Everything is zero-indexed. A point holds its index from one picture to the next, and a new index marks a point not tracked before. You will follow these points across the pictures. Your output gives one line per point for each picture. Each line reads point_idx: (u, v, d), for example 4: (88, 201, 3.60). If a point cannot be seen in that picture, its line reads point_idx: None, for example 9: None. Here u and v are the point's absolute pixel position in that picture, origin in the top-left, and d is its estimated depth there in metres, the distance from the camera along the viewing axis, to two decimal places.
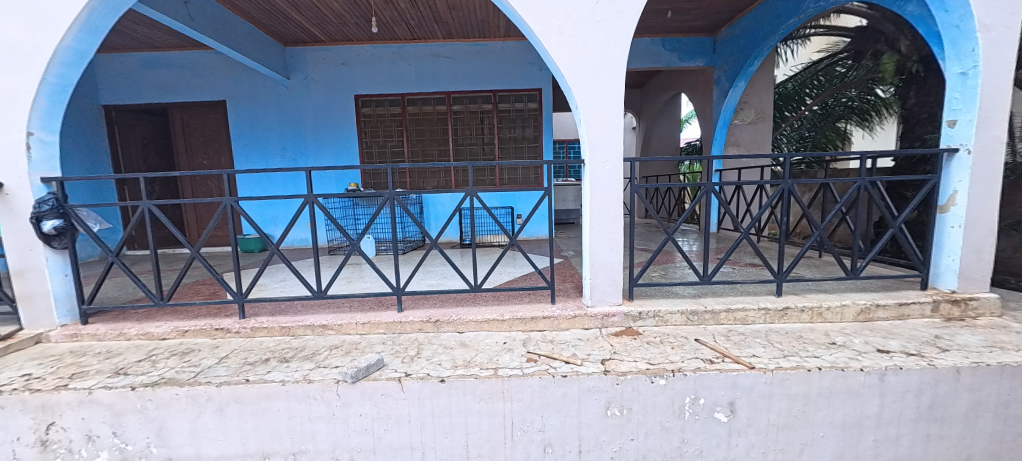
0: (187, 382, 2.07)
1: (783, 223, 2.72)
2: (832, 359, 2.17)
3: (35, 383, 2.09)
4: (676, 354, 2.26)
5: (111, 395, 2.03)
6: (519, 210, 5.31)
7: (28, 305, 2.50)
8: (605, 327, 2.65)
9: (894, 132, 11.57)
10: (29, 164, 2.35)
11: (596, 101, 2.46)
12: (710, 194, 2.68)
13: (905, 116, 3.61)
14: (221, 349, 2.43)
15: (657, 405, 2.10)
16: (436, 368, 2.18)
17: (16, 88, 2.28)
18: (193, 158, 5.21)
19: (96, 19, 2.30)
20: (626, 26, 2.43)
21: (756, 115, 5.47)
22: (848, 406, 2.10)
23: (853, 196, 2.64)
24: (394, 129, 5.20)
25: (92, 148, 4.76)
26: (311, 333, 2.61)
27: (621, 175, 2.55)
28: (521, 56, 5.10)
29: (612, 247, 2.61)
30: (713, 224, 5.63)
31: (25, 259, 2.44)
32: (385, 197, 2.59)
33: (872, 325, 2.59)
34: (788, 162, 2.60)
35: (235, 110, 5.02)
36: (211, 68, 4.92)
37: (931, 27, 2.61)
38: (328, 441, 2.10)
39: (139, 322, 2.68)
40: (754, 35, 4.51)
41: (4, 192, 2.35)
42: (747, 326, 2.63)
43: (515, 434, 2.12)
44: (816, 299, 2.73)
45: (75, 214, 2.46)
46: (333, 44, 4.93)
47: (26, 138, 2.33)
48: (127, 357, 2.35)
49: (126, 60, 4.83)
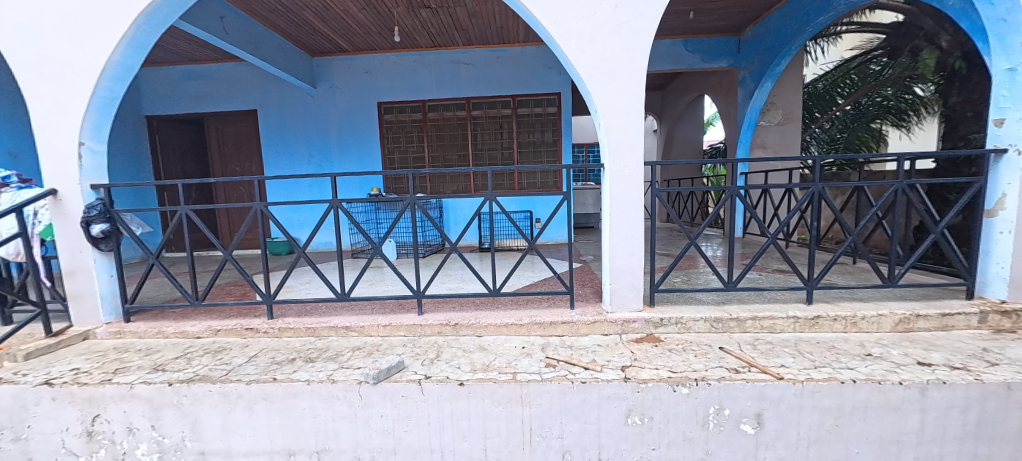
0: (219, 379, 2.16)
1: (814, 228, 2.59)
2: (868, 371, 2.07)
3: (83, 377, 2.22)
4: (699, 362, 2.20)
5: (150, 390, 2.14)
6: (538, 214, 5.29)
7: (77, 303, 2.68)
8: (625, 333, 2.60)
9: (935, 130, 11.05)
10: (80, 171, 2.51)
11: (616, 104, 2.44)
12: (734, 198, 2.58)
13: (947, 115, 3.40)
14: (250, 348, 2.53)
15: (679, 414, 2.05)
16: (455, 370, 2.20)
17: (69, 102, 2.46)
18: (226, 166, 5.47)
19: (141, 35, 2.48)
20: (646, 28, 2.40)
21: (784, 116, 5.29)
22: (886, 422, 1.99)
23: (890, 200, 2.48)
24: (416, 136, 5.30)
25: (135, 156, 5.06)
26: (335, 334, 2.68)
27: (642, 179, 2.50)
28: (540, 61, 5.09)
29: (632, 253, 2.58)
30: (739, 228, 5.48)
31: (76, 260, 2.61)
32: (406, 202, 2.62)
33: (912, 337, 2.45)
34: (818, 165, 2.49)
35: (266, 118, 5.24)
36: (244, 79, 5.16)
37: (974, 21, 2.46)
38: (350, 441, 2.15)
39: (176, 321, 2.81)
40: (781, 33, 4.40)
41: (57, 198, 2.52)
42: (775, 334, 2.54)
43: (534, 439, 2.11)
44: (850, 308, 2.60)
45: (120, 218, 2.62)
46: (358, 54, 5.08)
47: (78, 148, 2.50)
48: (164, 354, 2.48)
49: (168, 73, 5.13)
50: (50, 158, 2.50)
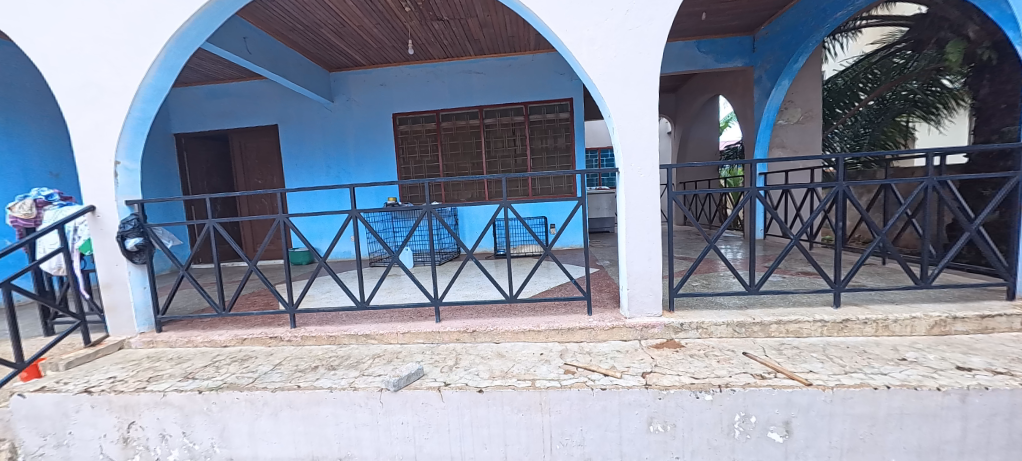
0: (247, 387, 2.22)
1: (839, 228, 2.48)
2: (902, 377, 1.98)
3: (119, 385, 2.32)
4: (723, 368, 2.15)
5: (181, 398, 2.21)
6: (552, 219, 5.34)
7: (113, 314, 2.81)
8: (644, 338, 2.56)
9: (966, 125, 10.69)
10: (116, 189, 2.65)
11: (629, 108, 2.43)
12: (754, 200, 2.49)
13: (977, 108, 3.28)
14: (275, 357, 2.60)
15: (703, 422, 2.00)
16: (474, 377, 2.21)
17: (106, 124, 2.59)
18: (249, 179, 5.66)
19: (171, 59, 2.62)
20: (658, 32, 2.39)
21: (803, 114, 5.17)
22: (924, 430, 1.90)
23: (919, 197, 2.37)
24: (430, 145, 5.38)
25: (164, 172, 5.29)
26: (356, 342, 2.73)
27: (658, 181, 2.48)
28: (551, 67, 5.13)
29: (650, 256, 2.55)
30: (759, 230, 5.38)
31: (112, 273, 2.74)
32: (422, 210, 2.61)
33: (949, 340, 2.34)
34: (842, 162, 2.39)
35: (286, 132, 5.41)
36: (265, 95, 5.35)
37: (1005, 10, 2.37)
38: (372, 447, 2.18)
39: (204, 330, 2.92)
40: (796, 30, 4.37)
41: (95, 214, 2.66)
42: (802, 339, 2.45)
43: (554, 447, 2.10)
44: (881, 311, 2.49)
45: (153, 232, 2.75)
46: (373, 67, 5.21)
47: (114, 167, 2.64)
48: (194, 362, 2.57)
49: (195, 92, 5.36)
50: (89, 177, 2.64)
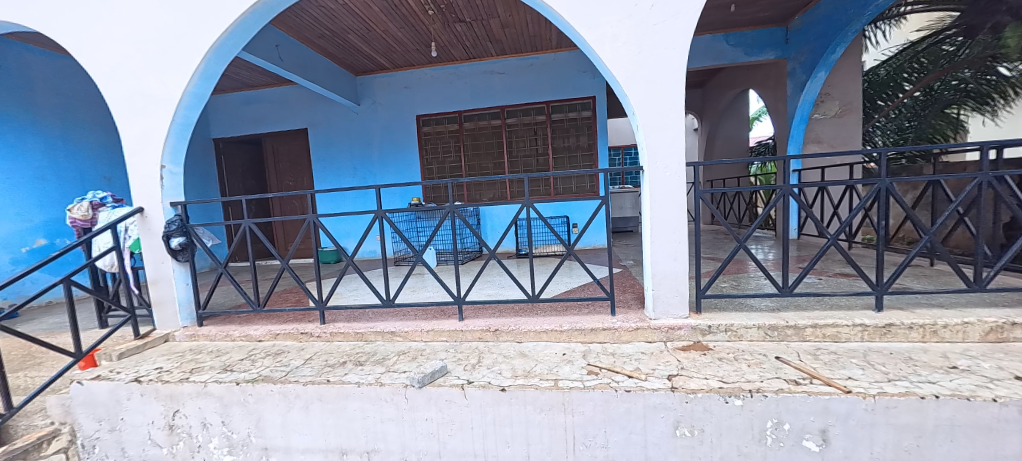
0: (280, 380, 2.32)
1: (880, 228, 2.33)
2: (953, 386, 1.85)
3: (165, 375, 2.47)
4: (753, 372, 2.07)
5: (220, 388, 2.34)
6: (575, 219, 5.31)
7: (160, 309, 3.00)
8: (670, 341, 2.50)
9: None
10: (162, 191, 2.82)
11: (653, 105, 2.38)
12: (787, 198, 2.38)
13: None
14: (306, 352, 2.70)
15: (732, 427, 1.94)
16: (497, 376, 2.22)
17: (152, 131, 2.77)
18: (281, 181, 5.89)
19: (209, 67, 2.76)
20: (684, 27, 2.33)
21: (841, 107, 4.91)
22: (977, 444, 1.77)
23: (972, 194, 2.20)
24: (453, 145, 5.45)
25: (204, 175, 5.59)
26: (381, 339, 2.80)
27: (683, 180, 2.41)
28: (574, 66, 5.08)
29: (676, 256, 2.49)
30: (794, 230, 5.14)
31: (159, 270, 2.92)
32: (445, 210, 2.64)
33: (1006, 348, 2.17)
34: (884, 157, 2.25)
35: (316, 136, 5.61)
36: (297, 100, 5.56)
37: None
38: (398, 442, 2.23)
39: (241, 325, 3.07)
40: (834, 19, 4.15)
41: (143, 215, 2.84)
42: (840, 344, 2.34)
43: (577, 448, 2.09)
44: (928, 315, 2.34)
45: (194, 232, 2.91)
46: (397, 70, 5.32)
47: (160, 171, 2.81)
48: (232, 355, 2.70)
49: (232, 99, 5.64)
50: (138, 180, 2.82)
